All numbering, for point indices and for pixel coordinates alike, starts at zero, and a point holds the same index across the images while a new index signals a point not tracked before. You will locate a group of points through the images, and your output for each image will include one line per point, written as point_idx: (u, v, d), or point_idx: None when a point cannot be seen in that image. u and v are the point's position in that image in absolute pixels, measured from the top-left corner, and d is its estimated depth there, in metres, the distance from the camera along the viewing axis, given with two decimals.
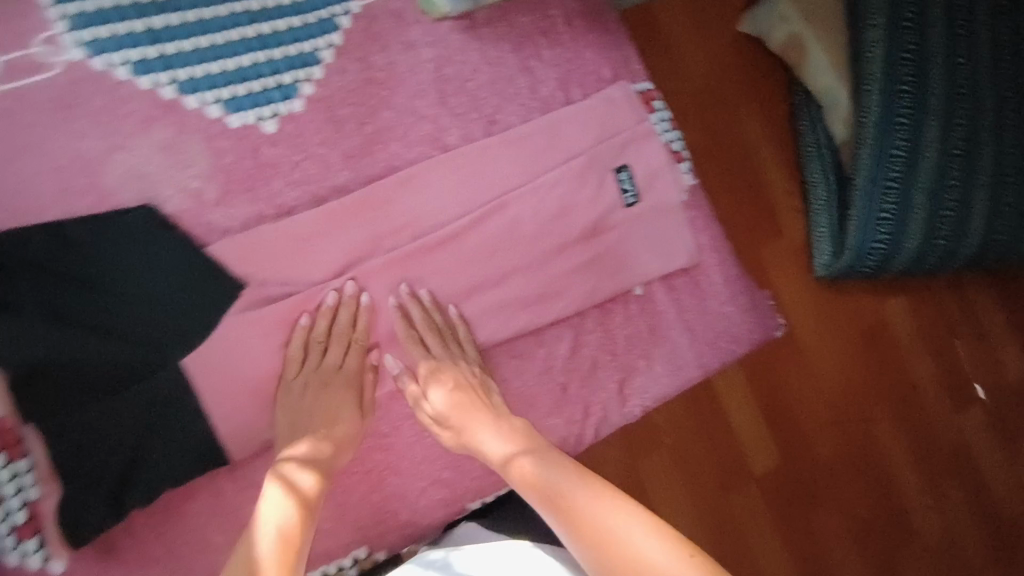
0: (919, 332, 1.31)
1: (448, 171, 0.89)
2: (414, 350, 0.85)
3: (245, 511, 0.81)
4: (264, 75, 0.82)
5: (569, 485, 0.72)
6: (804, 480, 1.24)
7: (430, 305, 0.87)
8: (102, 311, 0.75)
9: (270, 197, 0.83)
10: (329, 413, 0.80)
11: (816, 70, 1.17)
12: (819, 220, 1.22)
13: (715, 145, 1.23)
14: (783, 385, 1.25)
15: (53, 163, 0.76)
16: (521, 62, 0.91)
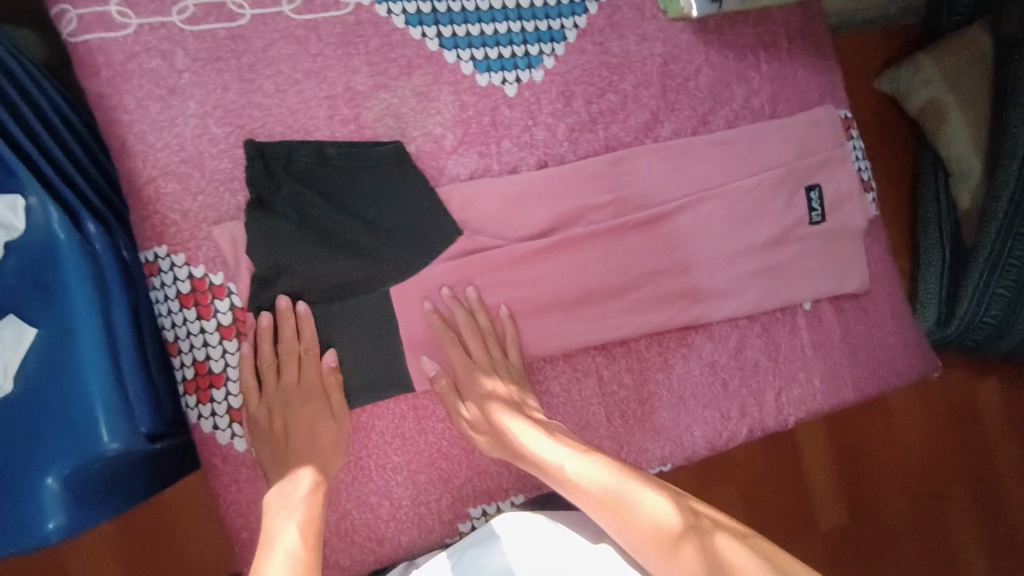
0: (1004, 420, 1.45)
1: (657, 160, 0.94)
2: (454, 352, 0.85)
3: (424, 434, 0.86)
4: (515, 43, 0.90)
5: (613, 483, 0.72)
6: (872, 533, 1.37)
7: (476, 305, 0.86)
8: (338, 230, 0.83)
9: (499, 154, 0.90)
10: (304, 435, 0.78)
11: (954, 139, 1.28)
12: (927, 285, 1.36)
13: (882, 148, 1.47)
14: (870, 445, 1.39)
15: (327, 92, 0.84)
16: (740, 71, 0.99)
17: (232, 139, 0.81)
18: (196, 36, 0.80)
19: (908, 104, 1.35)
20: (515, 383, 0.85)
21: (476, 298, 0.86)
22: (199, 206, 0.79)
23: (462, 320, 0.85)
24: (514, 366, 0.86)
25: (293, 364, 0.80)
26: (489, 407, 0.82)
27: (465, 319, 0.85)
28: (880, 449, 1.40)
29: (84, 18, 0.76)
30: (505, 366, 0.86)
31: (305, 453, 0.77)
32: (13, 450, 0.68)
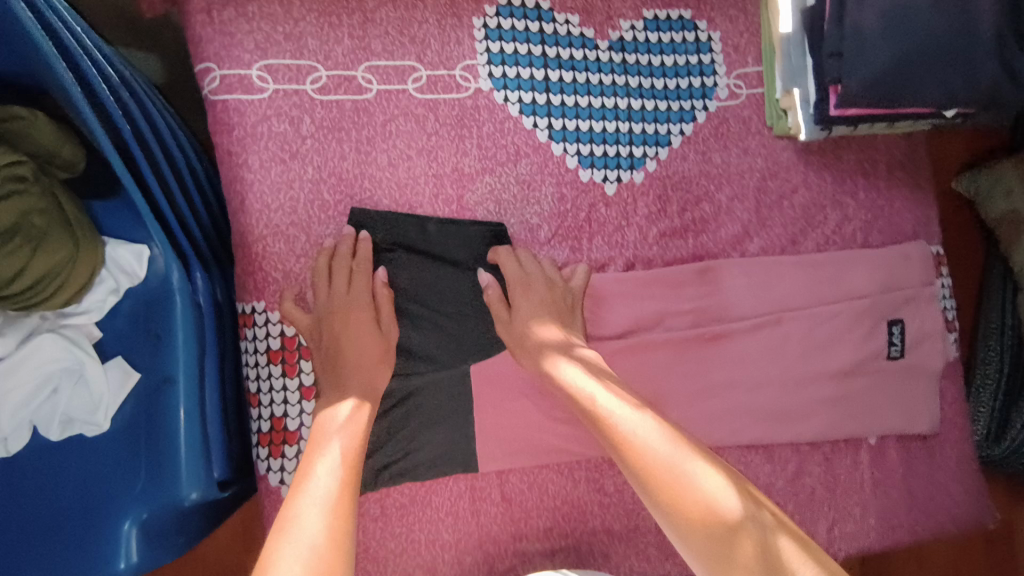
0: None
1: (742, 274, 0.95)
2: (512, 272, 0.85)
3: (476, 517, 0.86)
4: (621, 143, 0.93)
5: (669, 453, 0.65)
6: None
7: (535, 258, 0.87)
8: (430, 305, 0.86)
9: (590, 250, 0.91)
10: (358, 360, 0.78)
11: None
12: (980, 398, 1.18)
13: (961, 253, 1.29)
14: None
15: (435, 170, 0.87)
16: (836, 196, 0.99)
17: (340, 205, 0.83)
18: (323, 105, 0.83)
19: (987, 210, 1.18)
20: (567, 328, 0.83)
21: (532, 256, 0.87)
22: (301, 267, 0.82)
23: (514, 268, 0.85)
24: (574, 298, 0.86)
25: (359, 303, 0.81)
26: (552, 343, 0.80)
27: (529, 270, 0.85)
28: None
29: (226, 78, 0.80)
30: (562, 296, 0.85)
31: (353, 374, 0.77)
32: (105, 490, 0.72)
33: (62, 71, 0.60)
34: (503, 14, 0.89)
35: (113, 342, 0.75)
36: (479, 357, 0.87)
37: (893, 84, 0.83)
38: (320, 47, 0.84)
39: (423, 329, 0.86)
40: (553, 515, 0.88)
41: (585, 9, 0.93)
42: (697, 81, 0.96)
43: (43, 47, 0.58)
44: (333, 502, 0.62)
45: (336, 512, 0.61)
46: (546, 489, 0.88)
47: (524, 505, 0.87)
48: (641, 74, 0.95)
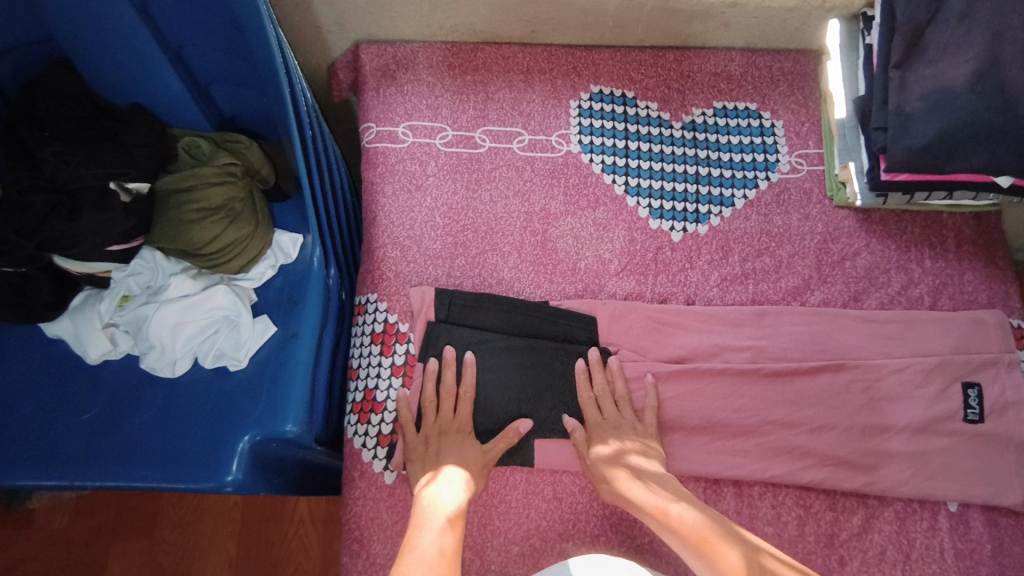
0: None
1: (802, 321, 1.00)
2: (618, 381, 0.95)
3: (523, 511, 0.91)
4: (689, 201, 1.07)
5: (705, 526, 0.74)
6: None
7: (615, 370, 0.95)
8: (510, 324, 0.98)
9: (654, 285, 1.03)
10: (452, 439, 0.89)
11: None
12: None
13: None
14: None
15: (527, 209, 1.06)
16: (901, 261, 1.04)
17: (447, 228, 1.04)
18: (446, 154, 1.09)
19: None
20: (643, 447, 0.89)
21: (614, 365, 0.95)
22: (408, 271, 1.01)
23: (624, 389, 0.94)
24: (649, 428, 0.92)
25: (448, 400, 0.92)
26: (622, 451, 0.88)
27: (604, 385, 0.94)
28: None
29: (380, 133, 1.09)
30: (633, 423, 0.91)
31: (445, 446, 0.88)
32: (228, 414, 0.90)
33: (285, 98, 0.83)
34: (595, 99, 1.13)
35: (262, 307, 0.98)
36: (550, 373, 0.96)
37: (939, 153, 0.92)
38: (450, 114, 1.11)
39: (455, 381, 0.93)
40: (601, 523, 0.91)
41: (663, 98, 1.14)
42: (761, 156, 1.10)
43: (281, 80, 0.81)
44: (451, 517, 0.76)
45: (456, 525, 0.76)
46: (597, 495, 0.92)
47: (573, 507, 0.91)
48: (710, 148, 1.11)
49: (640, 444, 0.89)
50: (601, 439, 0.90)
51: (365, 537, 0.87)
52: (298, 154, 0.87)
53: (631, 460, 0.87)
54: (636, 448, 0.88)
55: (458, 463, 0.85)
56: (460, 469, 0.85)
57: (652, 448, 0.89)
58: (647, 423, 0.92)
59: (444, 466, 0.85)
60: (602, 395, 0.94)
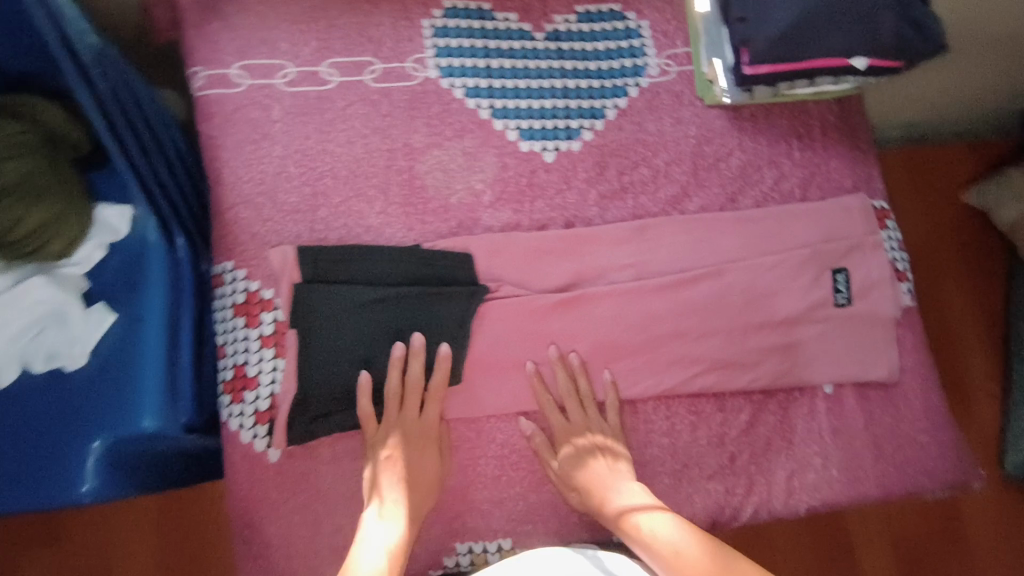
0: None
1: (682, 231, 0.99)
2: (579, 379, 0.92)
3: None
4: (559, 117, 1.01)
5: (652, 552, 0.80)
6: None
7: (578, 369, 0.93)
8: (384, 276, 0.92)
9: (531, 212, 0.98)
10: (414, 449, 0.86)
11: None
12: None
13: (928, 246, 1.56)
14: (926, 552, 1.39)
15: (388, 145, 0.98)
16: (772, 156, 1.03)
17: (302, 177, 0.94)
18: (291, 94, 0.97)
19: (999, 222, 1.47)
20: (608, 445, 0.91)
21: (578, 364, 0.93)
22: (265, 231, 0.92)
23: (584, 389, 0.92)
24: (611, 426, 0.92)
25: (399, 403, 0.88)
26: (590, 457, 0.89)
27: (567, 384, 0.92)
28: (937, 555, 1.39)
29: (210, 77, 0.96)
30: (601, 425, 0.91)
31: (401, 451, 0.86)
32: (73, 418, 0.82)
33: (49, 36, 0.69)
34: (448, 15, 1.03)
35: (98, 294, 0.88)
36: (432, 324, 0.91)
37: (798, 40, 0.91)
38: (289, 47, 0.98)
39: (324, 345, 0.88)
40: (500, 463, 0.91)
41: (522, 8, 1.05)
42: (628, 62, 1.05)
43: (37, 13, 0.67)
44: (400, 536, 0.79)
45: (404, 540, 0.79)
46: (494, 437, 0.92)
47: (470, 453, 0.91)
48: (576, 58, 1.04)
49: (607, 444, 0.91)
50: (564, 442, 0.90)
51: (257, 521, 0.85)
52: (95, 113, 0.74)
53: (597, 464, 0.89)
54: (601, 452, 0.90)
55: (412, 469, 0.85)
56: (416, 468, 0.85)
57: (617, 450, 0.91)
58: (610, 421, 0.92)
59: (386, 470, 0.85)
60: (566, 394, 0.92)
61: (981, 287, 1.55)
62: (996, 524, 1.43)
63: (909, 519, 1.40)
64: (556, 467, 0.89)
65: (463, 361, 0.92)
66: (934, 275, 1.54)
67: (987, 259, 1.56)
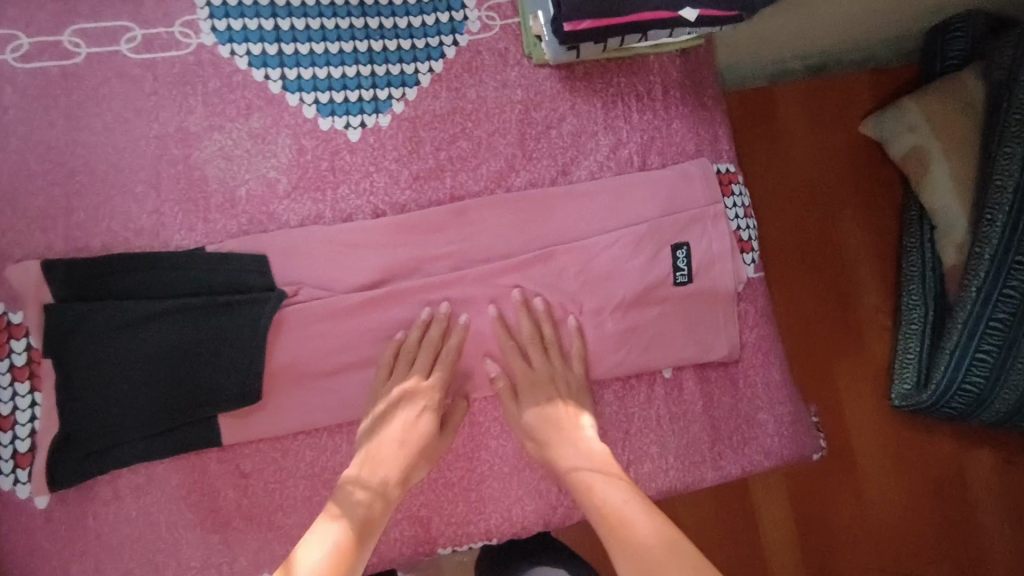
0: (984, 470, 1.27)
1: (507, 212, 0.89)
2: (544, 326, 0.88)
3: (217, 496, 0.83)
4: (364, 87, 0.87)
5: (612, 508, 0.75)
6: (832, 559, 1.23)
7: (542, 313, 0.88)
8: (157, 290, 0.81)
9: (334, 201, 0.87)
10: (413, 407, 0.83)
11: (938, 189, 1.16)
12: (906, 343, 1.21)
13: (812, 180, 1.29)
14: (827, 511, 1.24)
15: (156, 130, 0.83)
16: (607, 121, 0.93)
17: (50, 174, 0.81)
18: (27, 73, 0.81)
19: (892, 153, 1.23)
20: (570, 397, 0.87)
21: (541, 307, 0.88)
22: (7, 243, 0.80)
23: (546, 334, 0.88)
24: (574, 377, 0.88)
25: (412, 359, 0.85)
26: (546, 410, 0.85)
27: (535, 327, 0.88)
28: (838, 511, 1.24)
29: None
30: (566, 375, 0.88)
31: (400, 412, 0.83)
32: None
33: None
34: None
35: None
36: (218, 341, 0.81)
37: None
38: (20, 14, 0.81)
39: (94, 371, 0.79)
40: (312, 484, 0.85)
41: None
42: (445, 15, 0.90)
43: None
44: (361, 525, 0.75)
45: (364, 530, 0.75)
46: (302, 456, 0.85)
47: (277, 474, 0.84)
48: (382, 13, 0.88)
49: (566, 396, 0.86)
50: (530, 391, 0.86)
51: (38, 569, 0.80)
52: None
53: (564, 416, 0.85)
54: (566, 407, 0.86)
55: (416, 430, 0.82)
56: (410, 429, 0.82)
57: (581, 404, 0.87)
58: (573, 369, 0.88)
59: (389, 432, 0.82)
60: (528, 334, 0.88)
61: (879, 221, 1.30)
62: (893, 474, 1.26)
63: (802, 496, 1.24)
64: (519, 416, 0.86)
65: (263, 376, 0.83)
66: (817, 213, 1.29)
67: (877, 183, 1.30)
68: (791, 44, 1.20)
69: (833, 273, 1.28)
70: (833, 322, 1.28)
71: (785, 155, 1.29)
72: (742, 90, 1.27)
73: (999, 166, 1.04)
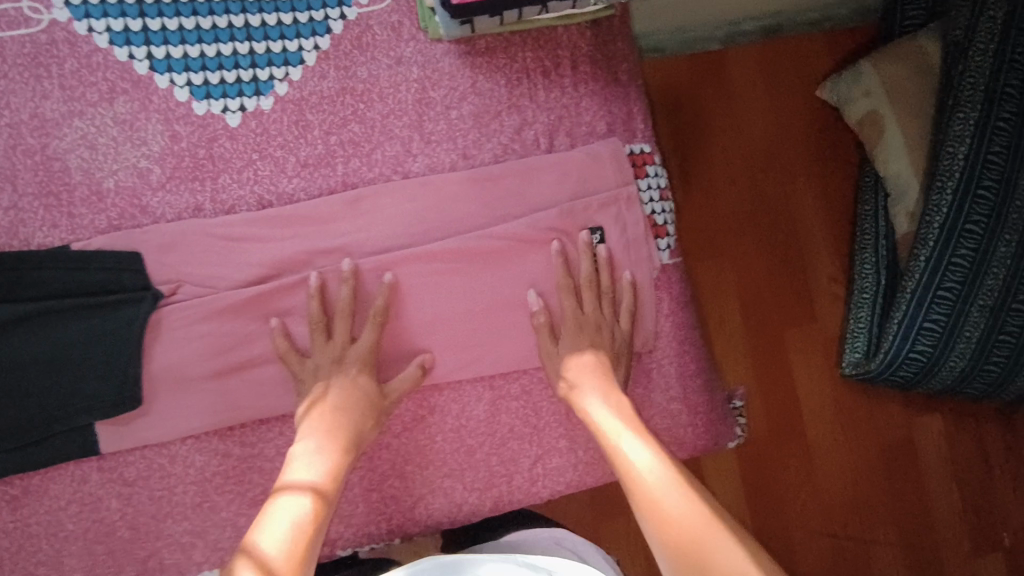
0: (947, 450, 1.19)
1: (405, 200, 0.84)
2: (601, 270, 0.86)
3: (99, 506, 0.79)
4: (241, 67, 0.81)
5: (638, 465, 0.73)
6: (784, 535, 1.15)
7: (602, 263, 0.86)
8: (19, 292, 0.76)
9: (214, 191, 0.81)
10: (352, 367, 0.80)
11: (891, 153, 1.08)
12: (858, 312, 1.13)
13: (764, 145, 1.20)
14: (779, 487, 1.16)
15: (12, 119, 0.78)
16: (512, 99, 0.87)
17: None
18: None
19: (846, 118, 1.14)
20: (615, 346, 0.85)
21: (605, 254, 0.86)
22: None
23: (603, 278, 0.86)
24: (622, 332, 0.87)
25: (348, 321, 0.81)
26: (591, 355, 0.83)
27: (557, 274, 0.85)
28: (790, 488, 1.16)
29: None
30: (612, 326, 0.86)
31: (335, 377, 0.80)
32: None
33: None
34: None
35: None
36: (89, 344, 0.76)
37: None
38: None
39: None
40: (201, 488, 0.80)
41: None
42: None
43: None
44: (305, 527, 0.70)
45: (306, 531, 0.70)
46: (190, 461, 0.80)
47: (163, 482, 0.80)
48: None
49: (614, 349, 0.85)
50: (576, 333, 0.84)
51: None
52: None
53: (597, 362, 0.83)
54: (609, 356, 0.84)
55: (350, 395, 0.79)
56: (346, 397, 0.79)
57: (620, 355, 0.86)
58: (623, 326, 0.87)
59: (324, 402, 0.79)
60: (585, 278, 0.86)
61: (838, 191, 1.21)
62: (849, 449, 1.18)
63: (755, 470, 1.16)
64: (558, 356, 0.83)
65: (141, 381, 0.78)
66: (768, 179, 1.19)
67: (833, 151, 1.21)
68: (742, 2, 1.10)
69: (785, 244, 1.19)
70: (784, 293, 1.18)
71: (735, 119, 1.19)
72: (690, 57, 1.18)
73: (954, 131, 0.98)
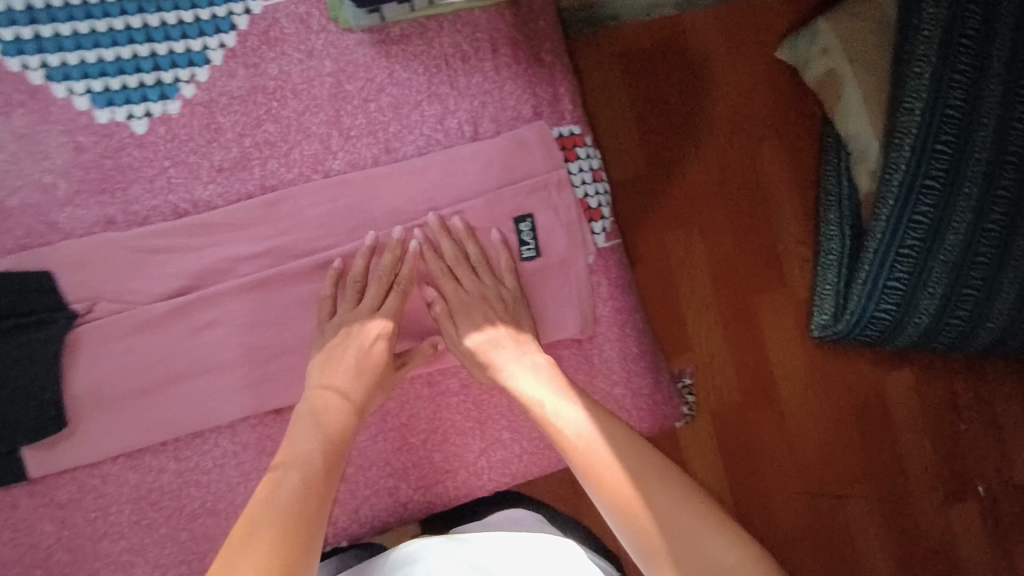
0: (921, 409, 1.11)
1: (326, 200, 0.81)
2: (466, 244, 0.82)
3: (33, 531, 0.77)
4: (143, 70, 0.78)
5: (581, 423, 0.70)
6: (757, 506, 1.07)
7: (464, 232, 0.81)
8: None
9: (125, 203, 0.79)
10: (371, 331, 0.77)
11: (852, 113, 1.01)
12: (826, 275, 1.06)
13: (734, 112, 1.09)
14: (751, 454, 1.07)
15: None
16: (431, 89, 0.84)
17: None
18: None
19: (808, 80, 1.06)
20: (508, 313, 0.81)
21: (497, 238, 0.82)
22: None
23: (471, 251, 0.82)
24: (514, 294, 0.82)
25: (378, 287, 0.78)
26: (483, 331, 0.79)
27: (451, 251, 0.81)
28: (763, 455, 1.08)
29: None
30: (498, 293, 0.82)
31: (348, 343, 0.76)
32: None
33: None
34: None
35: None
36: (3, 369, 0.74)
37: None
38: None
39: None
40: (136, 508, 0.79)
41: None
42: None
43: None
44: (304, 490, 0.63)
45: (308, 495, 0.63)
46: (124, 479, 0.79)
47: (97, 502, 0.78)
48: None
49: (508, 314, 0.81)
50: (462, 313, 0.80)
51: None
52: None
53: (496, 338, 0.79)
54: (506, 324, 0.80)
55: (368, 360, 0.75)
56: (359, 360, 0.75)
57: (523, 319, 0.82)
58: (509, 287, 0.83)
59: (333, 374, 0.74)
60: (453, 257, 0.81)
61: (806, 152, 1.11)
62: (819, 412, 1.10)
63: (727, 436, 1.07)
64: (456, 340, 0.80)
65: (64, 404, 0.76)
66: (735, 144, 1.09)
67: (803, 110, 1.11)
68: None
69: (754, 213, 1.09)
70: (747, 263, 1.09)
71: (700, 79, 1.08)
72: (646, 23, 1.06)
73: (909, 86, 0.93)
